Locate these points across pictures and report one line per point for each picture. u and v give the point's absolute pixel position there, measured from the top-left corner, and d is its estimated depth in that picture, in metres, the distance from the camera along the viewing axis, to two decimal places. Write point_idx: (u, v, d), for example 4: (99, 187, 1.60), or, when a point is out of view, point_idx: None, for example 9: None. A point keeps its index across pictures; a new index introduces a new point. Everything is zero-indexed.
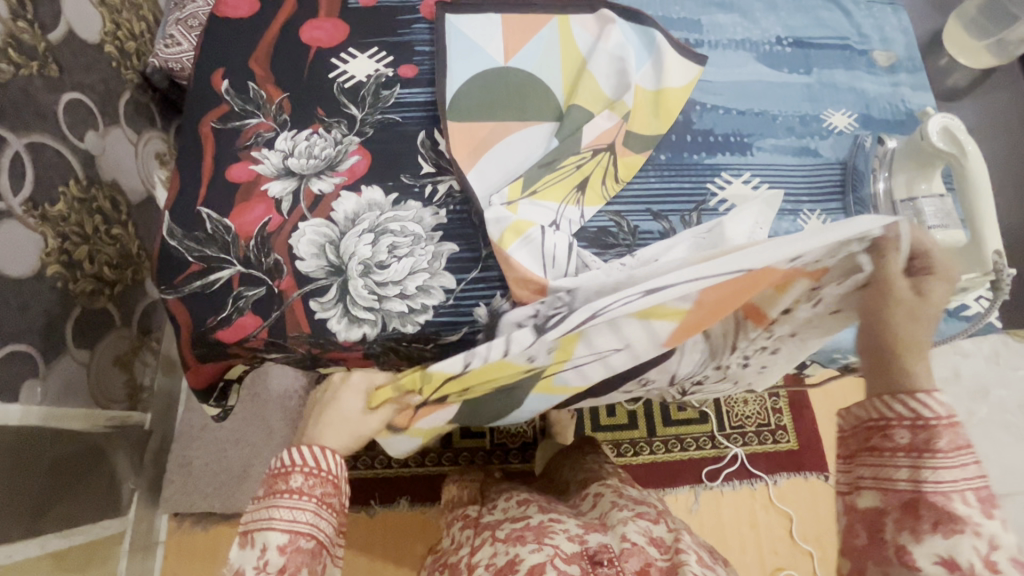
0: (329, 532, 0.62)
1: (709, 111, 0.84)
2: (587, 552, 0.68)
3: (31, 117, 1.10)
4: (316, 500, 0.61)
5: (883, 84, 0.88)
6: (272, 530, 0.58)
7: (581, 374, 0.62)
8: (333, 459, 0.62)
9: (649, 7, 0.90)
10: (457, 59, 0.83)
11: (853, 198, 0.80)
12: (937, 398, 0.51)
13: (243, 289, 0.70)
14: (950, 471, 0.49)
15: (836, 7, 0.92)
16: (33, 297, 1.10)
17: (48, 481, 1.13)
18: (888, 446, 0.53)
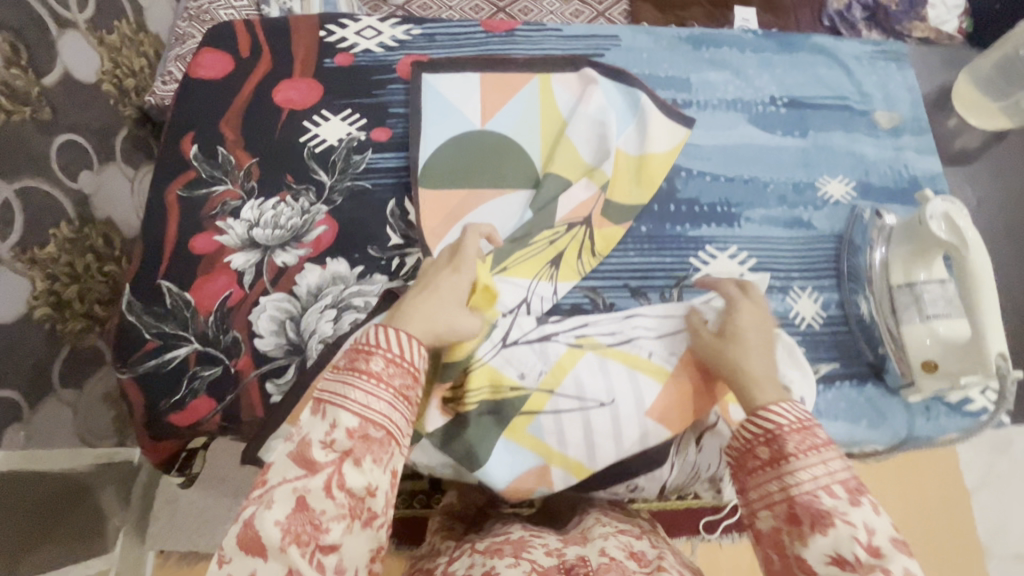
0: (406, 425, 0.46)
1: (695, 178, 0.80)
2: (563, 565, 0.54)
3: (23, 163, 1.05)
4: (394, 392, 0.46)
5: (885, 147, 0.83)
6: (345, 408, 0.44)
7: (557, 432, 0.63)
8: (418, 350, 0.48)
9: (636, 65, 0.86)
10: (431, 121, 0.80)
11: (847, 269, 0.75)
12: (777, 410, 0.49)
13: (198, 368, 0.68)
14: (811, 472, 0.46)
15: (836, 64, 0.87)
16: (20, 341, 1.05)
17: (35, 522, 1.09)
18: (756, 465, 0.49)
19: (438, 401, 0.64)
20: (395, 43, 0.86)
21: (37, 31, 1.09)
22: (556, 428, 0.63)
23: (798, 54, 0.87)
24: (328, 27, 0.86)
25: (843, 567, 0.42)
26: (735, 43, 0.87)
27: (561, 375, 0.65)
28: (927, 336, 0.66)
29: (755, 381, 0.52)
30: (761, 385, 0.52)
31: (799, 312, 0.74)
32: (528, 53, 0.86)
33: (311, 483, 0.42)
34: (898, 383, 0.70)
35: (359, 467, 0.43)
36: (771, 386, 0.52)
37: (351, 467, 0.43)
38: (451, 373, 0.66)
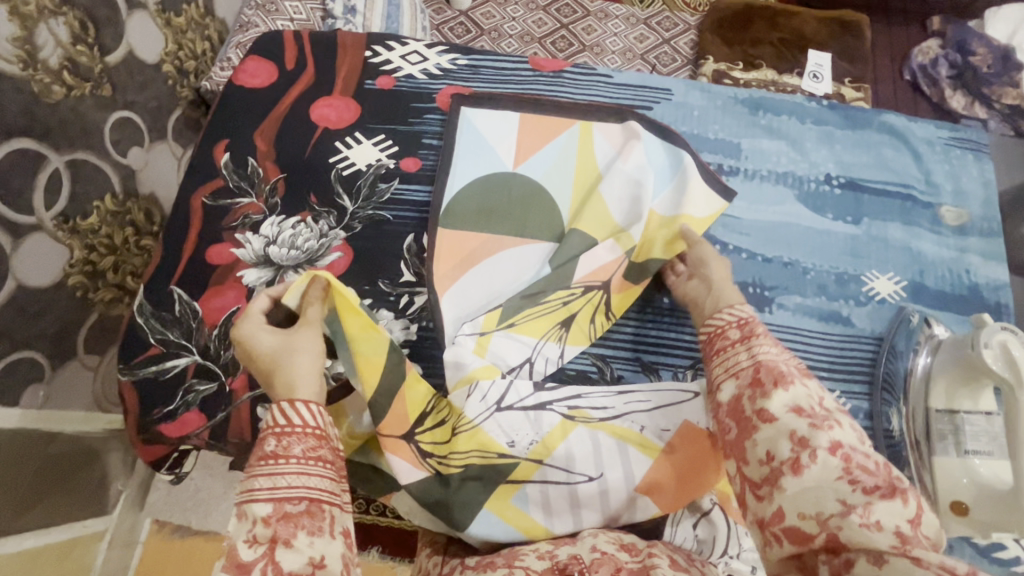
0: (329, 489, 0.48)
1: (730, 253, 0.75)
2: (557, 565, 0.54)
3: (77, 135, 1.06)
4: (299, 460, 0.48)
5: (947, 247, 0.75)
6: (255, 500, 0.46)
7: (544, 502, 0.60)
8: (307, 411, 0.50)
9: (685, 123, 0.81)
10: (463, 158, 0.78)
11: (883, 374, 0.68)
12: (741, 307, 0.57)
13: (194, 381, 0.68)
14: (773, 347, 0.51)
15: (904, 147, 0.80)
16: (50, 305, 1.07)
17: (39, 478, 1.10)
18: (725, 345, 0.54)
19: (416, 456, 0.62)
20: (439, 71, 0.84)
21: (105, 10, 1.10)
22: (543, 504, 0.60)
23: (863, 131, 0.81)
24: (375, 47, 0.85)
25: (802, 414, 0.45)
26: (795, 112, 0.82)
27: (552, 448, 0.61)
28: (963, 474, 0.60)
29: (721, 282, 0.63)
30: (727, 288, 0.62)
31: None
32: (572, 96, 0.83)
33: None
34: None
35: (292, 546, 0.44)
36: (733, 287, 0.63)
37: (283, 550, 0.44)
38: (431, 431, 0.63)
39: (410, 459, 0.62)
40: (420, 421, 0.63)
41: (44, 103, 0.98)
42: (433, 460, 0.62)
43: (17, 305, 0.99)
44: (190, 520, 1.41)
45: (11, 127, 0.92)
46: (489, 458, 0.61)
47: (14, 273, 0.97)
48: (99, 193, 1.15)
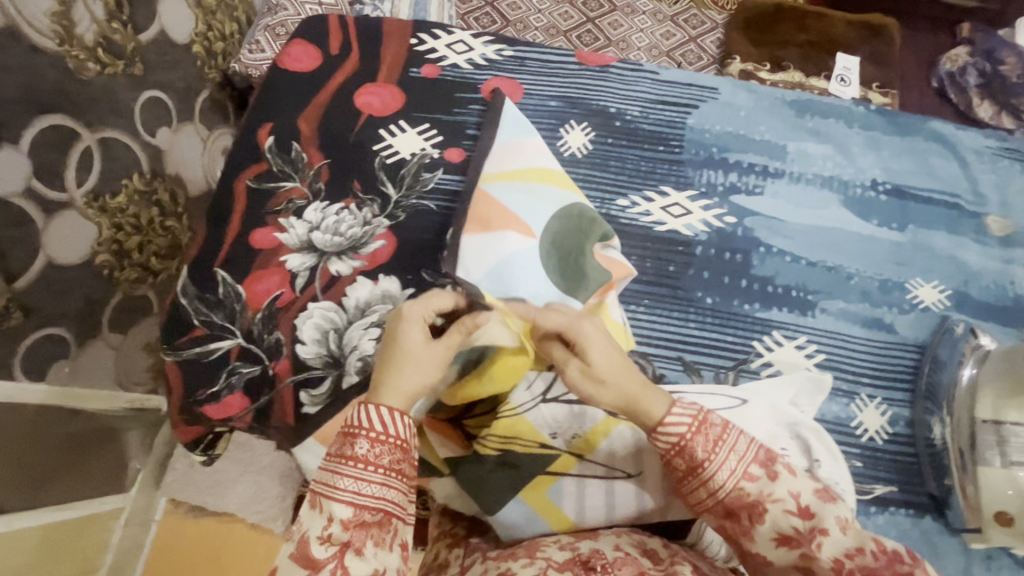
0: (400, 502, 0.51)
1: (773, 256, 0.75)
2: (579, 557, 0.55)
3: (107, 112, 1.05)
4: (384, 471, 0.50)
5: (992, 257, 0.75)
6: (336, 500, 0.48)
7: (578, 496, 0.62)
8: (401, 421, 0.50)
9: (731, 123, 0.81)
10: (503, 133, 0.74)
11: (926, 384, 0.69)
12: (674, 421, 0.52)
13: (238, 364, 0.68)
14: (725, 467, 0.52)
15: (952, 155, 0.80)
16: (77, 282, 1.08)
17: (56, 456, 1.07)
18: (680, 478, 0.54)
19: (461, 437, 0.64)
20: (484, 62, 0.83)
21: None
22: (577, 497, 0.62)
23: (911, 138, 0.81)
24: (421, 35, 0.84)
25: (789, 541, 0.50)
26: (842, 115, 0.81)
27: (594, 447, 0.63)
28: (1008, 486, 0.60)
29: (637, 400, 0.53)
30: (641, 404, 0.53)
31: (863, 422, 0.68)
32: (618, 91, 0.82)
33: None
34: (961, 524, 0.63)
35: (362, 554, 0.48)
36: (654, 393, 0.53)
37: (354, 553, 0.48)
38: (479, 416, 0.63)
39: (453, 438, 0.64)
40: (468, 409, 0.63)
41: (78, 79, 0.97)
42: (473, 441, 0.64)
43: (46, 280, 0.99)
44: (206, 501, 1.39)
45: (48, 102, 0.90)
46: (528, 445, 0.63)
47: (45, 250, 0.97)
48: (127, 173, 1.15)
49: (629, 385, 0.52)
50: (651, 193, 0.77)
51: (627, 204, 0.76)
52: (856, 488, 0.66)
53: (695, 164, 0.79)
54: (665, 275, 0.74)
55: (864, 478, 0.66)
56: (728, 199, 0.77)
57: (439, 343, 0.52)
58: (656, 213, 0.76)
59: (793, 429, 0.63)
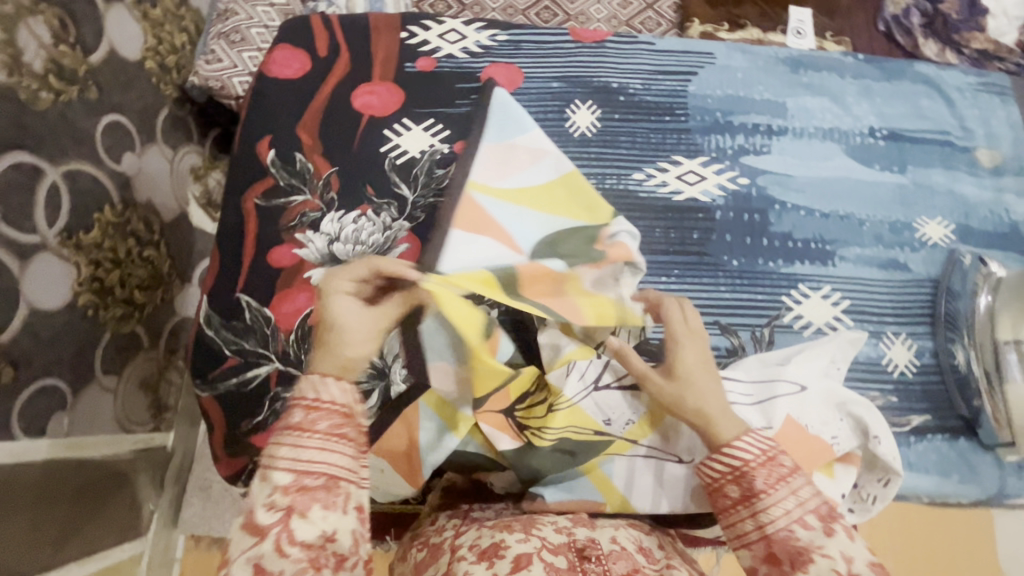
0: (348, 466, 0.47)
1: (789, 212, 0.77)
2: (574, 544, 0.54)
3: (70, 144, 0.94)
4: (323, 435, 0.47)
5: (985, 188, 0.79)
6: (276, 468, 0.46)
7: (626, 475, 0.64)
8: (338, 386, 0.49)
9: (732, 86, 0.82)
10: (494, 132, 0.73)
11: (945, 313, 0.72)
12: (742, 446, 0.53)
13: (280, 389, 0.67)
14: (780, 506, 0.50)
15: (939, 95, 0.83)
16: (64, 329, 0.95)
17: (69, 512, 0.98)
18: (729, 504, 0.53)
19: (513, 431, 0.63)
20: (480, 49, 0.81)
21: (81, 4, 0.96)
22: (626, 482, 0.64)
23: (900, 83, 0.84)
24: (410, 28, 0.82)
25: None
26: (834, 67, 0.84)
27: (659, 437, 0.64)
28: None
29: (712, 417, 0.55)
30: (717, 418, 0.54)
31: (892, 358, 0.72)
32: (618, 65, 0.82)
33: (263, 550, 0.44)
34: (993, 439, 0.69)
35: (308, 517, 0.45)
36: (732, 419, 0.55)
37: (297, 519, 0.44)
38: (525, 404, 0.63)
39: (505, 431, 0.63)
40: (521, 399, 0.62)
41: (32, 111, 0.86)
42: (527, 432, 0.62)
43: (30, 333, 0.88)
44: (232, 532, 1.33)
45: (5, 139, 0.81)
46: (584, 431, 0.63)
47: (27, 298, 0.87)
48: (97, 204, 1.01)
49: (709, 404, 0.55)
50: (665, 164, 0.78)
51: (643, 176, 0.77)
52: (895, 421, 0.70)
53: (702, 131, 0.80)
54: (690, 243, 0.75)
55: (900, 411, 0.70)
56: (739, 161, 0.78)
57: (374, 317, 0.52)
58: (673, 183, 0.77)
59: (843, 409, 0.64)
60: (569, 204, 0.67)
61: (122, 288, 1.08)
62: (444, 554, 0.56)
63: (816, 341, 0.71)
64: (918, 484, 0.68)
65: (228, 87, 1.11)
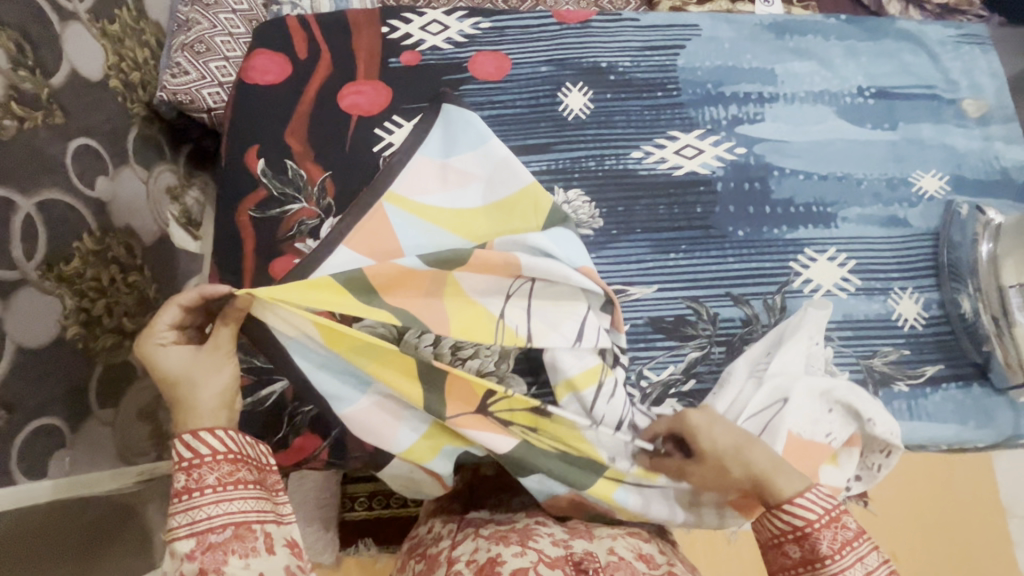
0: (248, 509, 0.53)
1: (788, 177, 0.77)
2: (571, 557, 0.59)
3: (40, 172, 0.89)
4: (215, 492, 0.52)
5: (974, 138, 0.81)
6: (177, 538, 0.51)
7: (639, 499, 0.63)
8: (211, 438, 0.53)
9: (720, 56, 0.81)
10: (448, 145, 0.69)
11: (947, 263, 0.74)
12: (803, 505, 0.54)
13: (299, 405, 0.65)
14: (847, 572, 0.53)
15: (921, 50, 0.84)
16: (54, 365, 0.91)
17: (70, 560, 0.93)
18: (790, 563, 0.55)
19: (502, 428, 0.61)
20: (464, 39, 0.80)
21: (37, 25, 0.91)
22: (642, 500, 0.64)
23: (883, 40, 0.84)
24: (391, 22, 0.80)
25: None
26: (819, 30, 0.84)
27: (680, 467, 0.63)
28: None
29: (767, 472, 0.56)
30: (778, 482, 0.55)
31: (902, 313, 0.73)
32: (605, 45, 0.81)
33: None
34: (1005, 382, 0.70)
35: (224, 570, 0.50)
36: (787, 474, 0.56)
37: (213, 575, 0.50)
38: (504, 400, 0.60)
39: (498, 431, 0.61)
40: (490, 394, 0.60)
41: None
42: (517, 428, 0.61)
43: (18, 373, 0.84)
44: None
45: None
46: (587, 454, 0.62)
47: (11, 337, 0.83)
48: (75, 233, 0.97)
49: (759, 461, 0.57)
50: (662, 140, 0.77)
51: (641, 155, 0.76)
52: (910, 374, 0.71)
53: (696, 104, 0.79)
54: (695, 217, 0.75)
55: (914, 363, 0.71)
56: (734, 131, 0.78)
57: (207, 355, 0.55)
58: (672, 158, 0.77)
59: (829, 398, 0.64)
60: (462, 214, 0.66)
61: (110, 317, 1.04)
62: (440, 566, 0.61)
63: (790, 329, 0.68)
64: (938, 433, 0.70)
65: (198, 99, 1.06)
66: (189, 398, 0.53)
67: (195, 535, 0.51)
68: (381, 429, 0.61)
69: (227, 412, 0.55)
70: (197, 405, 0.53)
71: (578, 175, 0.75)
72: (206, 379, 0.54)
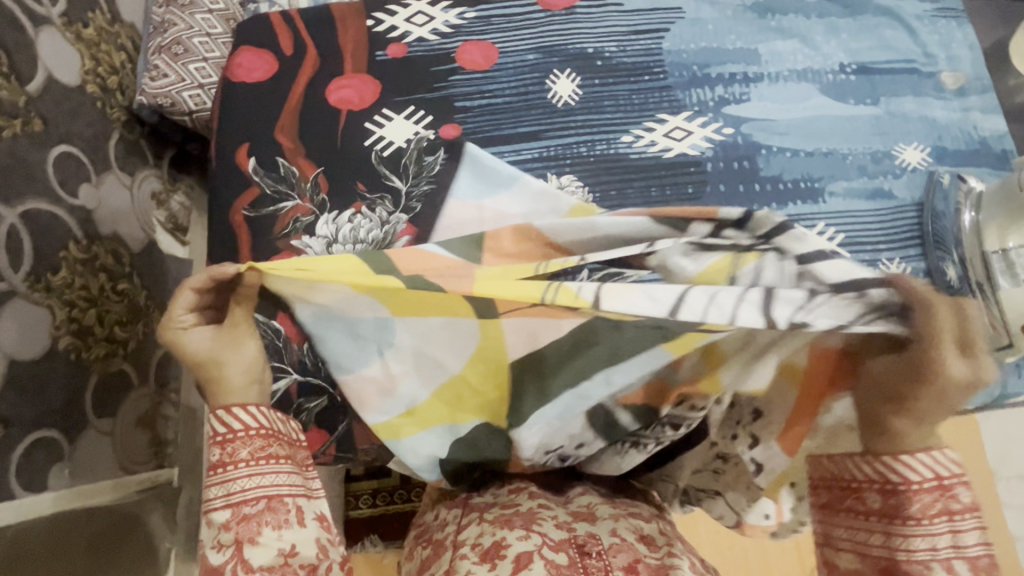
0: (282, 482, 0.53)
1: (775, 155, 0.78)
2: (574, 540, 0.57)
3: (22, 180, 0.87)
4: (248, 464, 0.52)
5: (953, 109, 0.82)
6: (214, 508, 0.51)
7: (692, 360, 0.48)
8: (244, 413, 0.53)
9: (703, 39, 0.82)
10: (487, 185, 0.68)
11: (932, 232, 0.76)
12: (922, 462, 0.44)
13: (303, 401, 0.65)
14: (928, 538, 0.44)
15: (900, 25, 0.86)
16: (50, 377, 0.90)
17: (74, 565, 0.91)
18: (863, 509, 0.47)
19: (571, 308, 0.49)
20: (450, 29, 0.80)
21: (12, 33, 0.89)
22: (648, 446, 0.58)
23: (862, 17, 0.86)
24: (376, 15, 0.79)
25: None
26: (800, 9, 0.85)
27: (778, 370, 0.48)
28: None
29: (910, 427, 0.44)
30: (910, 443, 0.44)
31: None
32: (590, 30, 0.81)
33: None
34: None
35: (259, 542, 0.50)
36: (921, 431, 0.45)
37: (250, 546, 0.50)
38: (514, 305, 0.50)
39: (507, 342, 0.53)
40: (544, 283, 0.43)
41: None
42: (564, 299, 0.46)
43: (9, 384, 0.83)
44: None
45: None
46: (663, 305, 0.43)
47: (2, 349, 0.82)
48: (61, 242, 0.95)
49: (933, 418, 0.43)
50: (650, 123, 0.78)
51: (631, 139, 0.77)
52: None
53: (683, 86, 0.80)
54: (686, 198, 0.76)
55: None
56: (721, 112, 0.79)
57: (227, 336, 0.54)
58: (661, 141, 0.77)
59: None
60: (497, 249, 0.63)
61: (101, 326, 1.03)
62: (446, 551, 0.60)
63: None
64: None
65: (179, 102, 1.06)
66: (218, 377, 0.53)
67: (230, 507, 0.51)
68: (370, 396, 0.58)
69: (258, 386, 0.55)
70: (226, 380, 0.53)
71: (570, 161, 0.76)
72: (229, 358, 0.54)
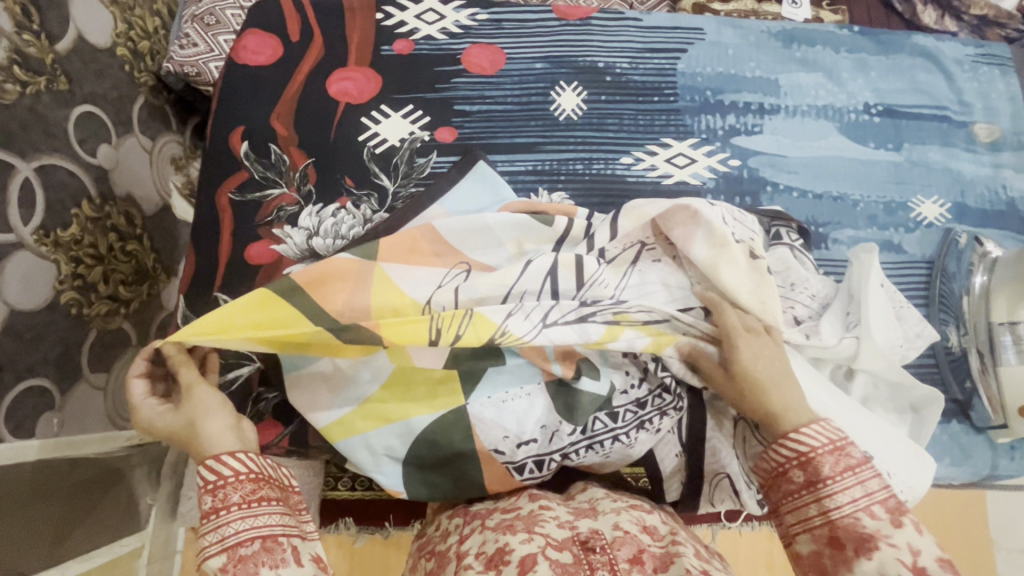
0: (277, 521, 0.50)
1: (781, 193, 0.75)
2: (578, 537, 0.51)
3: (41, 136, 0.82)
4: (240, 506, 0.49)
5: (983, 164, 0.77)
6: (208, 555, 0.48)
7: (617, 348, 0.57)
8: (235, 459, 0.51)
9: (722, 63, 0.79)
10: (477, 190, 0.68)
11: (939, 294, 0.71)
12: (808, 433, 0.48)
13: (263, 390, 0.66)
14: (846, 495, 0.46)
15: (936, 68, 0.81)
16: (48, 329, 0.84)
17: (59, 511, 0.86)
18: (794, 488, 0.48)
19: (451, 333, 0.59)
20: (459, 30, 0.78)
21: None
22: (626, 430, 0.60)
23: (896, 56, 0.81)
24: (386, 8, 0.78)
25: None
26: (829, 42, 0.81)
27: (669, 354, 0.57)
28: None
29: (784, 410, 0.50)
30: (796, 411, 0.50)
31: None
32: (603, 45, 0.79)
33: None
34: (986, 421, 0.68)
35: None
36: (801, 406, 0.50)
37: None
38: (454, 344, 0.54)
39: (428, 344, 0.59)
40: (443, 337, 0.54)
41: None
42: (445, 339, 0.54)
43: (9, 338, 0.77)
44: None
45: None
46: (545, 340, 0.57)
47: (5, 299, 0.76)
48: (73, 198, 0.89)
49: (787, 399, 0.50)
50: (653, 147, 0.75)
51: (631, 161, 0.74)
52: None
53: (692, 111, 0.77)
54: None
55: None
56: (729, 142, 0.76)
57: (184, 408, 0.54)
58: (662, 166, 0.74)
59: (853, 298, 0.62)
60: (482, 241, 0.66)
61: (106, 285, 0.96)
62: (449, 563, 0.53)
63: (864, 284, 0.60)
64: None
65: (205, 73, 1.05)
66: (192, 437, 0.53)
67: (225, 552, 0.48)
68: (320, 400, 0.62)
69: (236, 432, 0.54)
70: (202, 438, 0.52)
71: (564, 178, 0.73)
72: (197, 414, 0.53)
